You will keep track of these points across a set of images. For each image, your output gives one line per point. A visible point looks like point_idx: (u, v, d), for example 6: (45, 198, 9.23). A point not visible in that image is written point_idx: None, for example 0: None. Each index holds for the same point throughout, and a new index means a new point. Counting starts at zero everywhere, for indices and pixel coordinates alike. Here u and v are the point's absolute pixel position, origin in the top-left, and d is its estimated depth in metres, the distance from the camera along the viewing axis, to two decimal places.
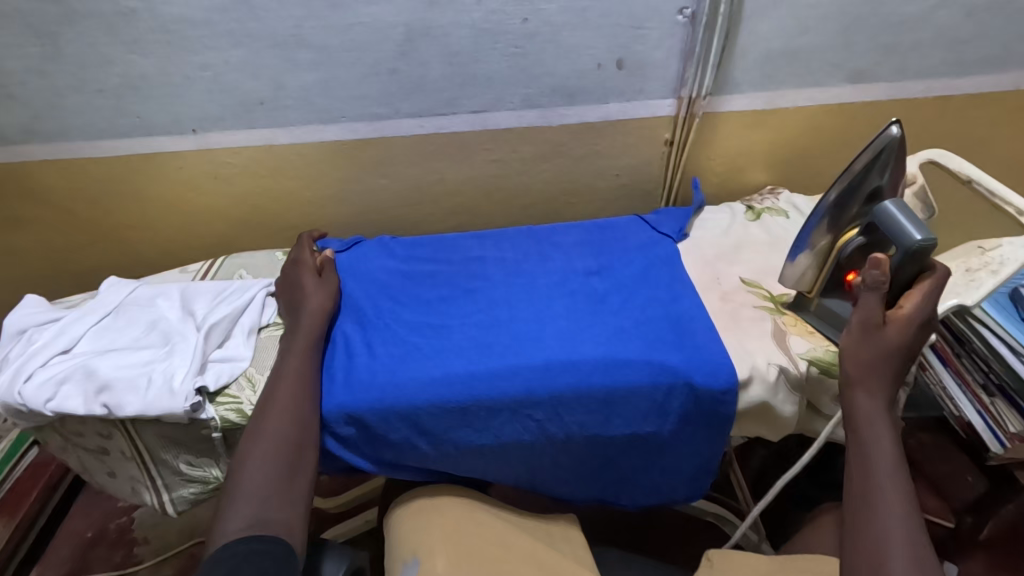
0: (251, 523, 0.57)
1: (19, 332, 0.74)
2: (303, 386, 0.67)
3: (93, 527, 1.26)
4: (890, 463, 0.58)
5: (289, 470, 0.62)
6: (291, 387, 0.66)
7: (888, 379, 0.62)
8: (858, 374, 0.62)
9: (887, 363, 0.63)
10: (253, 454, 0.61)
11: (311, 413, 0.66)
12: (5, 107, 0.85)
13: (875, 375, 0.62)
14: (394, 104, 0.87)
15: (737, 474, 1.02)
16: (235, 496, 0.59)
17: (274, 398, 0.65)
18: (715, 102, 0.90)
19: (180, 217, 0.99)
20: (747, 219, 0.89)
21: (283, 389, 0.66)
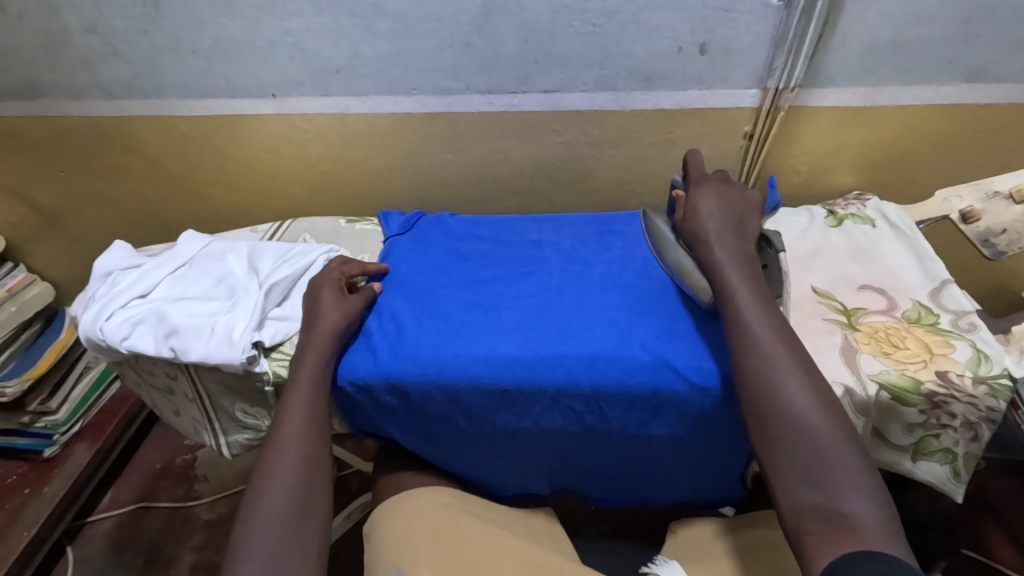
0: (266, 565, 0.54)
1: (106, 274, 0.80)
2: (313, 418, 0.64)
3: (162, 460, 1.38)
4: (760, 315, 0.61)
5: (301, 506, 0.59)
6: (300, 422, 0.63)
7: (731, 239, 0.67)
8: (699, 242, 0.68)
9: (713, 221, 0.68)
10: (264, 491, 0.59)
11: (317, 449, 0.63)
12: (110, 63, 0.91)
13: (720, 241, 0.66)
14: (466, 78, 0.87)
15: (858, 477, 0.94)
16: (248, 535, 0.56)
17: (281, 435, 0.62)
18: (805, 94, 0.83)
19: (258, 178, 1.04)
20: (827, 224, 0.82)
21: (290, 426, 0.63)
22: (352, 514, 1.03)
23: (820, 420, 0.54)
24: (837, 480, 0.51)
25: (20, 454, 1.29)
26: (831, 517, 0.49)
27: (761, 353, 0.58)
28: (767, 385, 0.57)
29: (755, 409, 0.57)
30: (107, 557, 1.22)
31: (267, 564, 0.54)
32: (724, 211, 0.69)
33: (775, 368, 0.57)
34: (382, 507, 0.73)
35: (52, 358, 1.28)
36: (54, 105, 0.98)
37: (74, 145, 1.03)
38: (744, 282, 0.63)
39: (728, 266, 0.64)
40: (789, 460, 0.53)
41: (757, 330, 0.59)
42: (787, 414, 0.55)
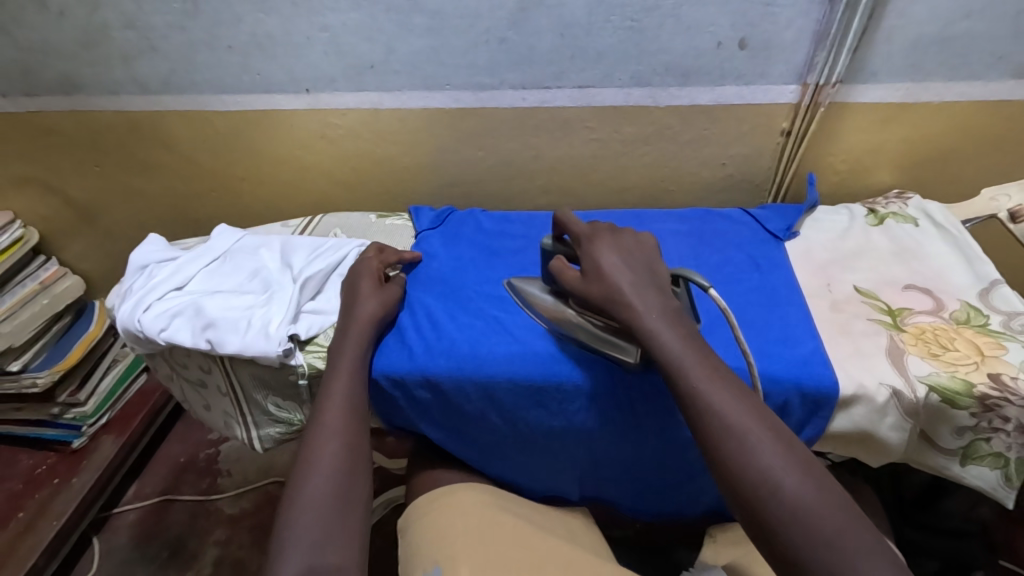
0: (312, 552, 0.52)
1: (142, 267, 0.80)
2: (353, 406, 0.63)
3: (185, 454, 1.39)
4: (695, 366, 0.53)
5: (345, 493, 0.57)
6: (339, 410, 0.62)
7: (637, 285, 0.59)
8: (618, 303, 0.58)
9: (620, 279, 0.59)
10: (308, 480, 0.57)
11: (358, 436, 0.62)
12: (146, 59, 0.92)
13: (642, 302, 0.58)
14: (500, 74, 0.86)
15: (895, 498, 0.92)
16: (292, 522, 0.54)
17: (322, 424, 0.62)
18: (846, 91, 0.82)
19: (288, 173, 1.04)
20: (868, 223, 0.80)
21: (329, 414, 0.62)
22: (377, 509, 1.03)
23: (825, 505, 0.45)
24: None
25: (49, 445, 1.31)
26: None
27: (740, 441, 0.49)
28: (755, 480, 0.47)
29: (754, 510, 0.46)
30: (132, 549, 1.23)
31: (312, 551, 0.52)
32: (630, 266, 0.61)
33: (757, 451, 0.48)
34: (417, 504, 0.74)
35: (82, 349, 1.29)
36: (90, 100, 0.99)
37: (108, 139, 1.04)
38: (693, 351, 0.54)
39: (664, 333, 0.55)
40: (807, 568, 0.43)
41: (753, 455, 0.48)
42: (791, 511, 0.45)
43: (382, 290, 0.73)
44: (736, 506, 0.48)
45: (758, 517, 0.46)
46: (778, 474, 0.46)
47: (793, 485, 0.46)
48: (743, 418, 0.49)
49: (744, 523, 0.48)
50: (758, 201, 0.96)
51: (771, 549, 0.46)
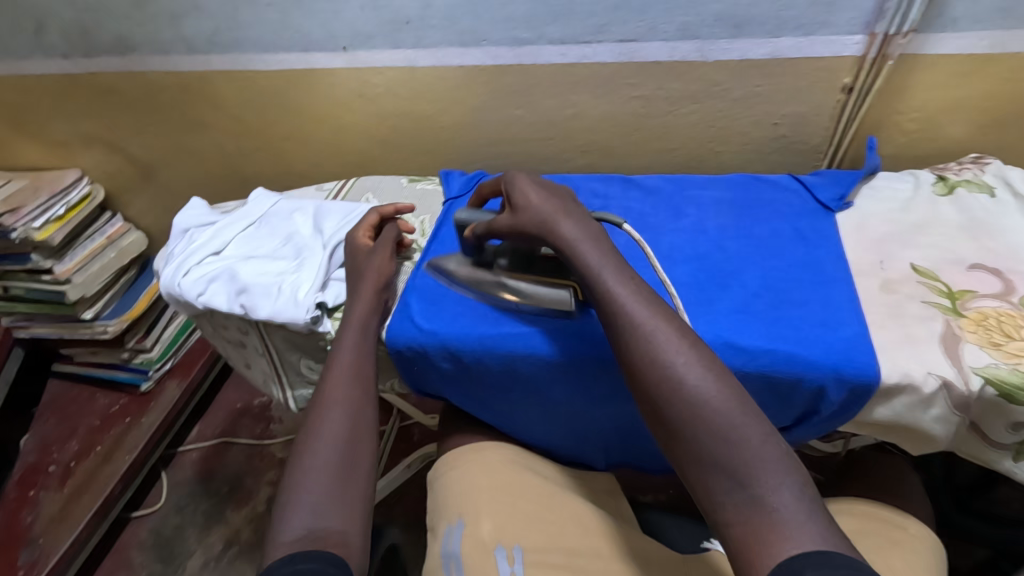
0: (309, 526, 0.53)
1: (183, 231, 0.83)
2: (355, 376, 0.65)
3: (242, 400, 1.49)
4: (611, 264, 0.55)
5: (346, 461, 0.59)
6: (344, 379, 0.64)
7: (554, 204, 0.61)
8: (545, 226, 0.59)
9: (543, 208, 0.61)
10: (310, 447, 0.59)
11: (360, 406, 0.63)
12: (193, 18, 0.93)
13: (565, 222, 0.59)
14: (539, 28, 0.82)
15: (947, 486, 0.86)
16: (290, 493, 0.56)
17: (326, 391, 0.64)
18: (919, 42, 0.73)
19: (328, 133, 1.05)
20: (936, 192, 0.73)
21: (334, 381, 0.64)
22: (412, 463, 1.07)
23: (722, 396, 0.45)
24: (752, 459, 0.43)
25: (120, 387, 1.43)
26: (765, 512, 0.41)
27: (640, 332, 0.50)
28: (655, 371, 0.48)
29: (655, 404, 0.48)
30: (195, 483, 1.34)
31: (312, 515, 0.54)
32: (555, 195, 0.63)
33: (662, 347, 0.49)
34: (443, 460, 0.76)
35: (146, 300, 1.38)
36: (142, 60, 1.01)
37: (161, 99, 1.07)
38: (607, 261, 0.55)
39: (585, 245, 0.57)
40: (698, 450, 0.44)
41: (658, 347, 0.49)
42: (688, 401, 0.46)
43: (375, 254, 0.73)
44: (642, 401, 0.49)
45: (659, 411, 0.47)
46: (679, 365, 0.47)
47: (695, 377, 0.47)
48: (651, 317, 0.50)
49: (648, 417, 0.49)
50: (813, 165, 0.89)
51: (666, 439, 0.47)
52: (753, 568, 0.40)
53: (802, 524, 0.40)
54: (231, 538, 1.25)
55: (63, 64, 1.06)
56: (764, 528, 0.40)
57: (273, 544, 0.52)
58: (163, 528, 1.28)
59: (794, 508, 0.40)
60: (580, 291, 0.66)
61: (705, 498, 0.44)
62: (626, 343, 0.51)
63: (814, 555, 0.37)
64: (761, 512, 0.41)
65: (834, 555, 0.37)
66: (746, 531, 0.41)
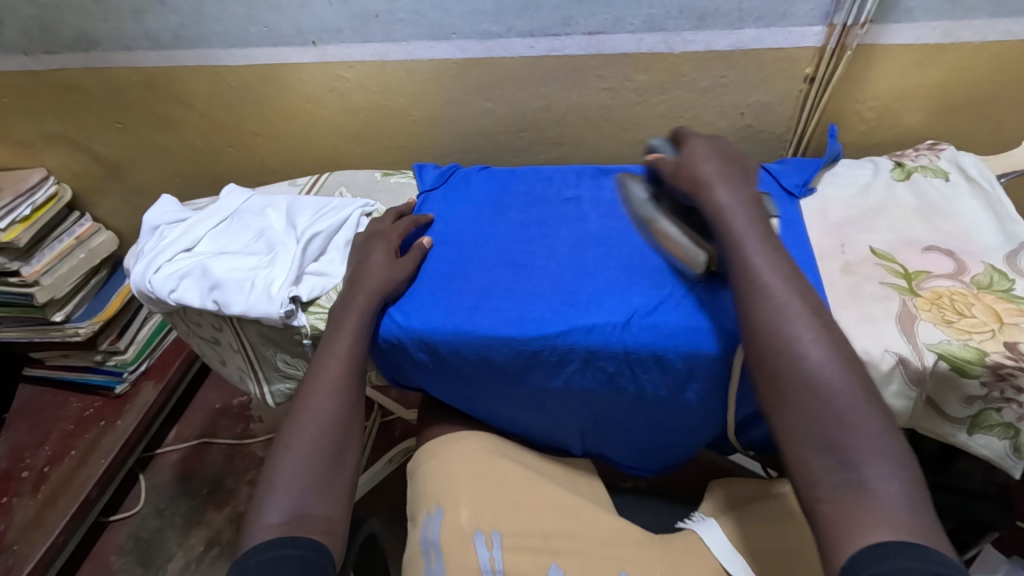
0: (294, 513, 0.55)
1: (154, 228, 0.83)
2: (349, 367, 0.65)
3: (221, 400, 1.47)
4: (755, 241, 0.57)
5: (332, 451, 0.61)
6: (338, 368, 0.65)
7: (716, 166, 0.64)
8: (708, 180, 0.62)
9: (710, 162, 0.64)
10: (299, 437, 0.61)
11: (351, 396, 0.64)
12: (157, 13, 0.92)
13: (721, 187, 0.62)
14: (507, 21, 0.83)
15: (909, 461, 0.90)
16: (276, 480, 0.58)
17: (316, 381, 0.64)
18: (878, 32, 0.75)
19: (300, 128, 1.04)
20: (894, 177, 0.75)
21: (327, 371, 0.65)
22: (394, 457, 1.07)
23: (843, 382, 0.48)
24: (862, 445, 0.45)
25: (94, 390, 1.40)
26: (863, 496, 0.43)
27: (771, 305, 0.53)
28: (780, 344, 0.51)
29: (773, 377, 0.51)
30: (174, 485, 1.33)
31: (299, 499, 0.56)
32: (723, 158, 0.66)
33: (791, 324, 0.52)
34: (423, 447, 0.77)
35: (119, 301, 1.36)
36: (107, 56, 1.00)
37: (128, 96, 1.05)
38: (753, 228, 0.58)
39: (732, 214, 0.60)
40: (808, 427, 0.48)
41: (791, 322, 0.52)
42: (806, 379, 0.49)
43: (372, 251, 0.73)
44: (758, 374, 0.53)
45: (776, 384, 0.51)
46: (805, 344, 0.50)
47: (819, 358, 0.50)
48: (787, 294, 0.53)
49: (761, 390, 0.52)
50: (779, 153, 0.91)
51: (776, 414, 0.50)
52: (841, 541, 0.43)
53: (903, 516, 0.42)
54: (213, 539, 1.24)
55: (25, 61, 1.03)
56: (860, 511, 0.43)
57: (255, 525, 0.55)
58: (143, 531, 1.26)
59: (898, 499, 0.43)
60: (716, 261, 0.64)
61: (802, 475, 0.47)
62: (755, 314, 0.53)
63: (905, 545, 0.40)
64: (861, 496, 0.44)
65: (922, 545, 0.40)
66: (838, 509, 0.44)
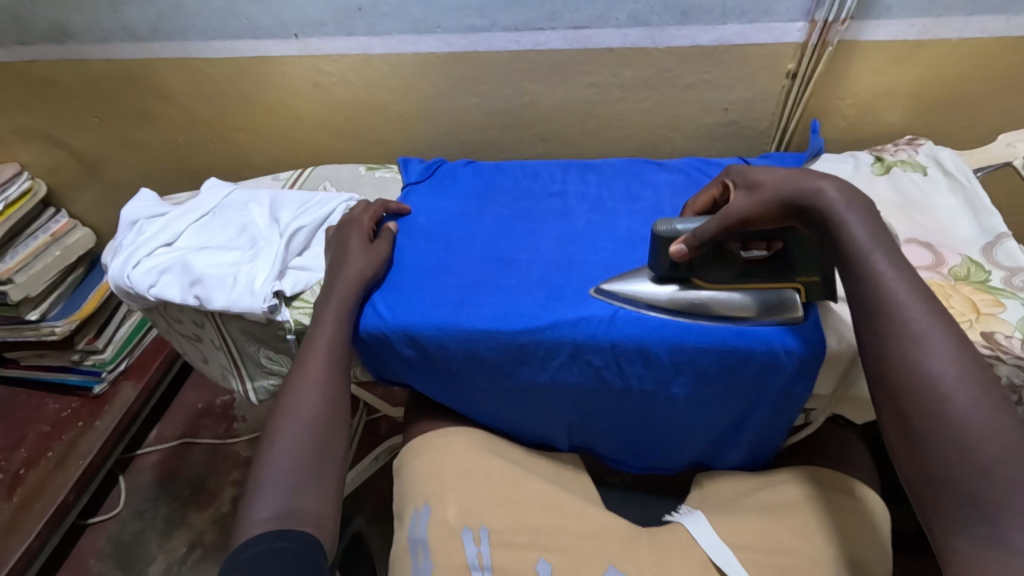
0: (284, 510, 0.55)
1: (132, 223, 0.81)
2: (335, 361, 0.65)
3: (203, 400, 1.45)
4: (889, 263, 0.53)
5: (320, 445, 0.60)
6: (323, 362, 0.64)
7: (810, 176, 0.59)
8: (807, 198, 0.58)
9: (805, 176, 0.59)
10: (286, 431, 0.60)
11: (337, 391, 0.64)
12: (134, 4, 0.90)
13: (829, 198, 0.57)
14: (492, 15, 0.83)
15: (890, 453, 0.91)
16: (264, 477, 0.57)
17: (302, 375, 0.64)
18: (859, 28, 0.77)
19: (282, 123, 1.03)
20: (874, 171, 0.76)
21: (312, 365, 0.64)
22: (380, 455, 1.07)
23: (994, 428, 0.44)
24: (1015, 500, 0.42)
25: (71, 391, 1.37)
26: (1010, 556, 0.41)
27: (905, 334, 0.49)
28: (918, 379, 0.47)
29: (910, 414, 0.47)
30: (156, 486, 1.31)
31: (289, 494, 0.56)
32: (798, 169, 0.61)
33: (929, 355, 0.48)
34: (410, 445, 0.77)
35: (97, 299, 1.32)
36: (82, 48, 0.97)
37: (104, 90, 1.03)
38: (880, 245, 0.53)
39: (856, 231, 0.54)
40: (947, 476, 0.44)
41: (932, 354, 0.48)
42: (946, 420, 0.45)
43: (353, 242, 0.72)
44: (886, 406, 0.49)
45: (909, 421, 0.47)
46: (945, 380, 0.46)
47: (962, 397, 0.46)
48: (926, 323, 0.49)
49: (887, 423, 0.49)
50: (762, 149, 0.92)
51: (908, 455, 0.47)
52: None
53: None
54: (196, 541, 1.22)
55: None
56: (1008, 574, 0.40)
57: (247, 521, 0.55)
58: (123, 534, 1.24)
59: None
60: (807, 292, 0.64)
61: (938, 522, 0.45)
62: (891, 344, 0.49)
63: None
64: (1010, 557, 0.41)
65: None
66: (980, 568, 0.42)
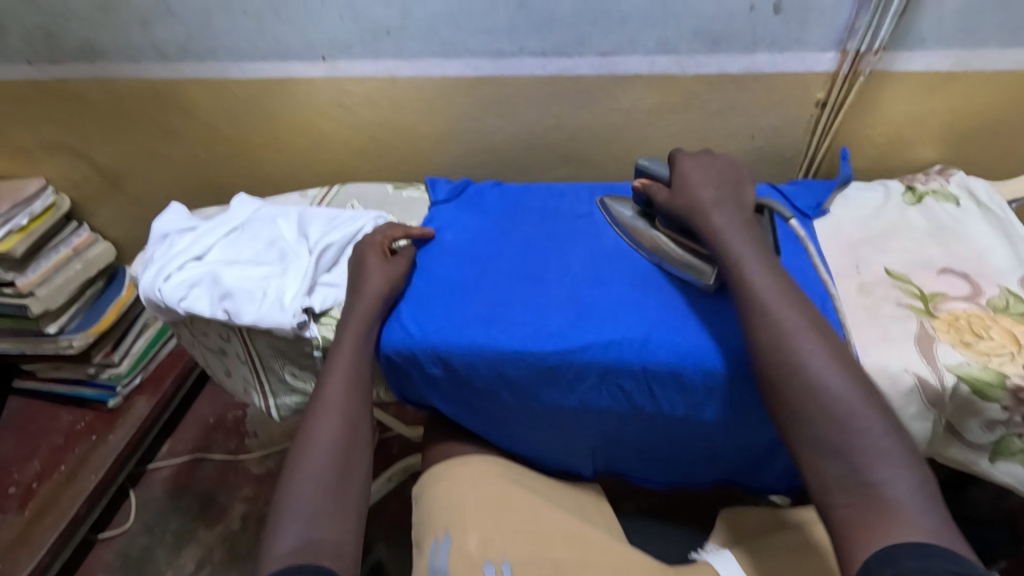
0: (303, 541, 0.54)
1: (163, 236, 0.82)
2: (354, 385, 0.64)
3: (215, 414, 1.44)
4: (754, 257, 0.60)
5: (341, 472, 0.59)
6: (343, 386, 0.64)
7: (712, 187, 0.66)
8: (709, 206, 0.64)
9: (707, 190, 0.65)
10: (307, 458, 0.59)
11: (358, 414, 0.63)
12: (166, 25, 0.92)
13: (719, 211, 0.64)
14: (520, 40, 0.84)
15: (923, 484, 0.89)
16: (285, 507, 0.56)
17: (322, 398, 0.63)
18: (889, 59, 0.77)
19: (307, 141, 1.04)
20: (905, 201, 0.76)
21: (332, 388, 0.63)
22: (395, 474, 1.05)
23: (845, 391, 0.50)
24: (871, 452, 0.48)
25: (86, 403, 1.37)
26: (880, 501, 0.46)
27: (773, 322, 0.55)
28: (783, 357, 0.53)
29: (781, 387, 0.53)
30: (165, 502, 1.29)
31: (307, 525, 0.55)
32: (717, 180, 0.67)
33: (793, 336, 0.54)
34: (430, 472, 0.75)
35: (114, 313, 1.33)
36: (114, 66, 0.99)
37: (133, 107, 1.05)
38: (753, 250, 0.61)
39: (735, 242, 0.61)
40: (816, 434, 0.50)
41: (793, 333, 0.54)
42: (809, 389, 0.51)
43: (373, 260, 0.71)
44: (764, 385, 0.55)
45: (780, 393, 0.53)
46: (806, 355, 0.52)
47: (821, 368, 0.52)
48: (785, 308, 0.55)
49: (767, 400, 0.55)
50: (788, 174, 0.92)
51: (785, 423, 0.52)
52: (857, 546, 0.45)
53: (916, 518, 0.45)
54: (204, 558, 1.20)
55: (29, 71, 1.03)
56: (875, 516, 0.46)
57: (268, 554, 0.53)
58: (131, 549, 1.22)
59: (907, 500, 0.46)
60: None
61: (816, 481, 0.50)
62: (759, 327, 0.55)
63: (916, 546, 0.43)
64: (873, 498, 0.46)
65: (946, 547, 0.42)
66: (853, 513, 0.47)
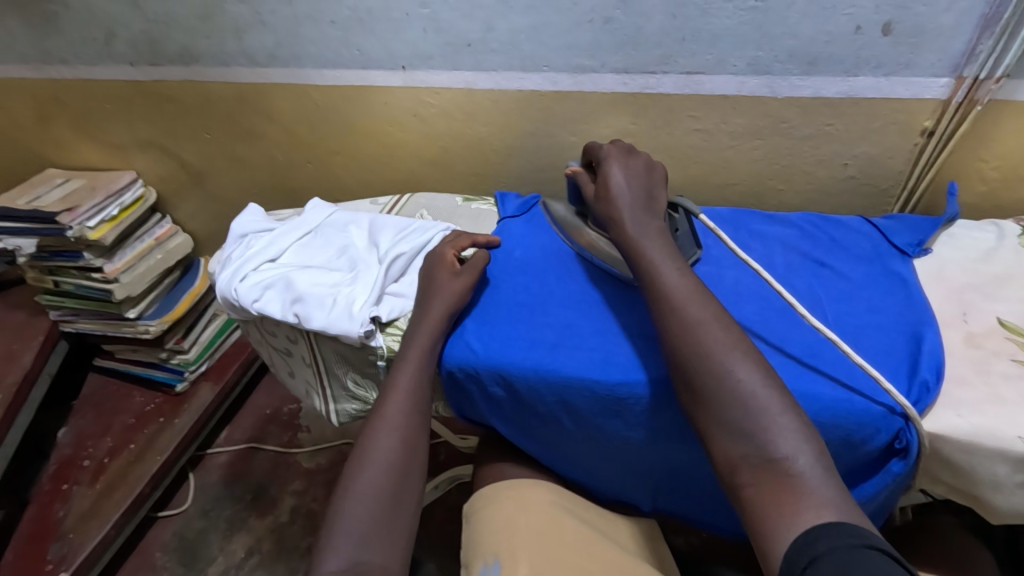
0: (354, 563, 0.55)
1: (241, 236, 0.84)
2: (414, 406, 0.63)
3: (271, 406, 1.49)
4: (658, 245, 0.60)
5: (395, 494, 0.59)
6: (405, 405, 0.63)
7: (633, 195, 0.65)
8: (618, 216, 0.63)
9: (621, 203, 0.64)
10: (361, 476, 0.60)
11: (417, 435, 0.63)
12: (258, 32, 0.95)
13: (637, 218, 0.63)
14: (602, 57, 0.82)
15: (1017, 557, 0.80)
16: (338, 526, 0.57)
17: (382, 414, 0.63)
18: (1011, 86, 0.71)
19: (379, 150, 1.06)
20: (1021, 244, 0.70)
21: (392, 405, 0.63)
22: (441, 485, 1.04)
23: (749, 376, 0.51)
24: (772, 428, 0.49)
25: (156, 385, 1.44)
26: (790, 482, 0.47)
27: (679, 315, 0.55)
28: (689, 345, 0.53)
29: (690, 380, 0.53)
30: (221, 488, 1.34)
31: (358, 545, 0.56)
32: (635, 185, 0.66)
33: (698, 324, 0.54)
34: (484, 493, 0.74)
35: (188, 302, 1.39)
36: (205, 70, 1.04)
37: (219, 109, 1.09)
38: (655, 242, 0.61)
39: (647, 240, 0.61)
40: (725, 421, 0.50)
41: (691, 320, 0.55)
42: (715, 378, 0.51)
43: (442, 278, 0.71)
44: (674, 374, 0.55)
45: (693, 387, 0.53)
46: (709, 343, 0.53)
47: (724, 355, 0.52)
48: (685, 296, 0.56)
49: (679, 388, 0.55)
50: (880, 208, 0.86)
51: (695, 413, 0.53)
52: (768, 529, 0.46)
53: (820, 494, 0.46)
54: (254, 547, 1.24)
55: (130, 72, 1.09)
56: (787, 496, 0.46)
57: (318, 568, 0.55)
58: (187, 531, 1.27)
59: (813, 477, 0.46)
60: None
61: (724, 463, 0.50)
62: (665, 318, 0.56)
63: (827, 527, 0.43)
64: (780, 476, 0.47)
65: (853, 524, 0.43)
66: (760, 494, 0.48)
